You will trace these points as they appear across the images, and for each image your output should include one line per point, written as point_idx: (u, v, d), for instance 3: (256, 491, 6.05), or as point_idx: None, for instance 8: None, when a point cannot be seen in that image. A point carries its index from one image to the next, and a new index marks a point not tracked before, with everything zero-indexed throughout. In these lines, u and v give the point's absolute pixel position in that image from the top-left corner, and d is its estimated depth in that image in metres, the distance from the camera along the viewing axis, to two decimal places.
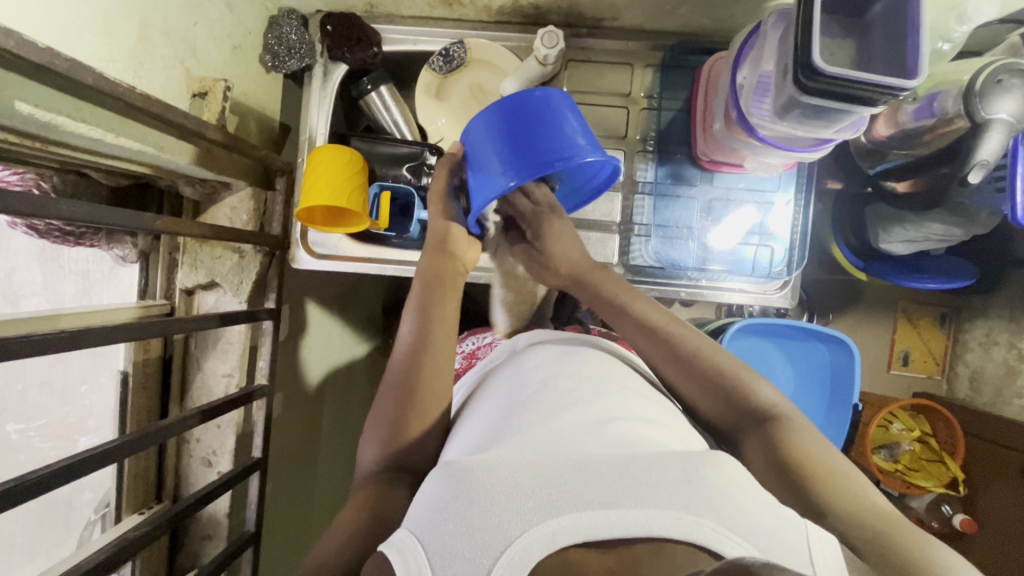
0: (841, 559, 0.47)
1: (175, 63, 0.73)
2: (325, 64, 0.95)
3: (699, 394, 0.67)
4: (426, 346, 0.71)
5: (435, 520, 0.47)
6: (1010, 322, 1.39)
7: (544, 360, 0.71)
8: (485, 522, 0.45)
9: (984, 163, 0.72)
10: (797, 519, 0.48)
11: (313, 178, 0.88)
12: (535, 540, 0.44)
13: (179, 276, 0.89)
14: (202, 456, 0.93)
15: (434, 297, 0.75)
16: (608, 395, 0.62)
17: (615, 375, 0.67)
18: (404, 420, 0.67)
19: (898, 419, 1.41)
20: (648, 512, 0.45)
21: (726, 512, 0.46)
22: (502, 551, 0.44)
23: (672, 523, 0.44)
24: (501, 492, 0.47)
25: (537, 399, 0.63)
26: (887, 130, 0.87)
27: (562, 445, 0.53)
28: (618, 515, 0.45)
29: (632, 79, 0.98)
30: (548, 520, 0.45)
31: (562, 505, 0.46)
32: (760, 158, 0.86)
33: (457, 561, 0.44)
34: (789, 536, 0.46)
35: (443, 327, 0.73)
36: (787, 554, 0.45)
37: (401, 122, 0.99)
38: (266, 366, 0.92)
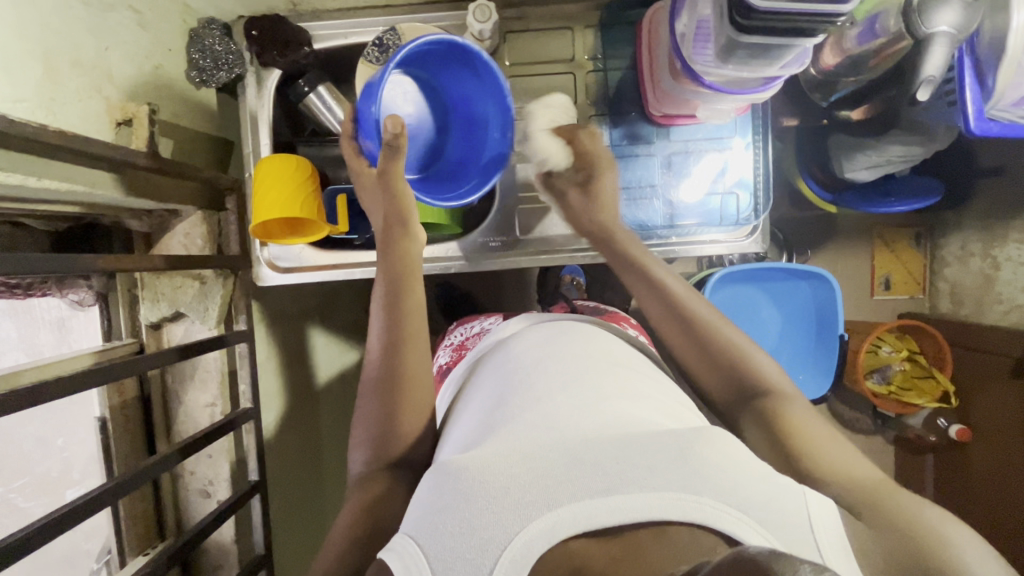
0: (844, 534, 0.45)
1: (93, 93, 0.69)
2: (256, 71, 0.91)
3: (705, 368, 0.69)
4: (402, 340, 0.70)
5: (433, 523, 0.47)
6: (983, 232, 1.41)
7: (534, 346, 0.71)
8: (484, 521, 0.45)
9: (931, 79, 0.71)
10: (795, 486, 0.48)
11: (264, 190, 0.86)
12: (535, 534, 0.44)
13: (142, 312, 0.87)
14: (200, 489, 0.92)
15: (399, 292, 0.73)
16: (596, 375, 0.63)
17: (604, 356, 0.68)
18: (390, 421, 0.66)
19: (886, 342, 1.44)
20: (647, 496, 0.45)
21: (724, 488, 0.45)
22: (502, 549, 0.43)
23: (673, 507, 0.44)
24: (498, 488, 0.47)
25: (527, 385, 0.63)
26: (835, 60, 0.84)
27: (554, 430, 0.54)
28: (617, 502, 0.45)
29: (574, 41, 0.93)
30: (547, 514, 0.45)
31: (560, 497, 0.45)
32: (711, 105, 0.85)
33: (460, 563, 0.44)
34: (785, 504, 0.45)
35: (416, 312, 0.73)
36: (793, 530, 0.44)
37: (347, 122, 0.97)
38: (249, 389, 0.91)
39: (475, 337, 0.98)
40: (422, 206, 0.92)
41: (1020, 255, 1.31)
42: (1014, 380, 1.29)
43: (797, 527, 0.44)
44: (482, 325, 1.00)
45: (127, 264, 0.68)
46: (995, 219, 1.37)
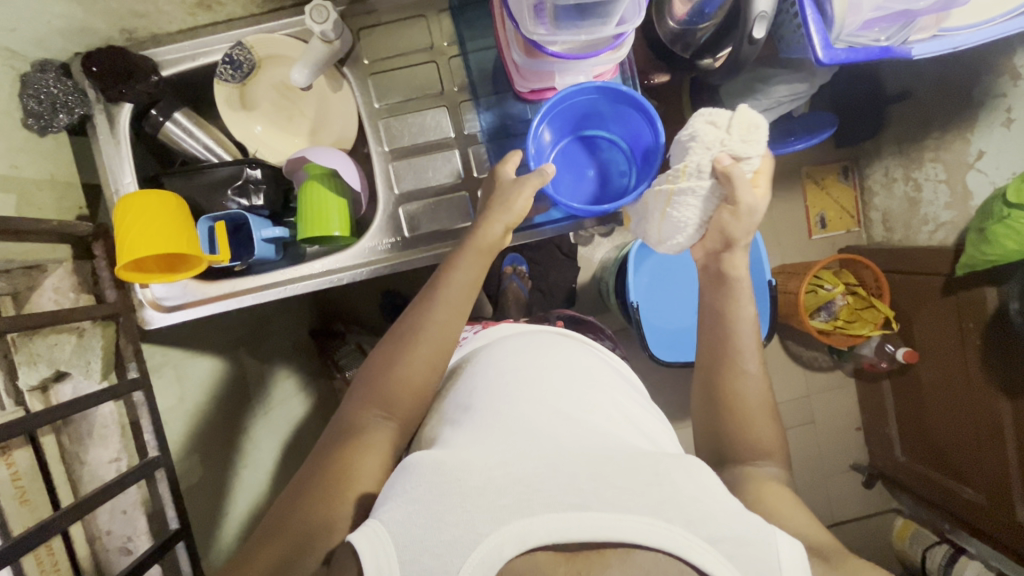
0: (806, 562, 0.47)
1: None
2: (104, 108, 0.88)
3: (701, 400, 0.72)
4: (433, 308, 0.73)
5: (405, 515, 0.50)
6: (902, 156, 1.43)
7: (525, 355, 0.73)
8: (456, 518, 0.48)
9: (762, 14, 0.70)
10: (766, 525, 0.49)
11: (128, 230, 0.82)
12: (505, 539, 0.46)
13: (19, 378, 0.81)
14: (119, 546, 0.88)
15: (451, 270, 0.76)
16: (587, 393, 0.67)
17: (586, 370, 0.72)
18: (407, 384, 0.69)
19: (825, 280, 1.44)
20: (618, 516, 0.46)
21: (693, 516, 0.47)
22: (469, 550, 0.46)
23: (645, 530, 0.46)
24: (475, 487, 0.50)
25: (508, 392, 0.66)
26: (684, 7, 0.81)
27: (539, 441, 0.57)
28: (589, 517, 0.46)
29: (430, 30, 0.91)
30: (519, 521, 0.47)
31: (535, 507, 0.48)
32: (572, 73, 0.84)
33: (425, 557, 0.47)
34: (751, 537, 0.47)
35: (458, 299, 0.74)
36: (754, 559, 0.45)
37: (212, 146, 0.94)
38: (153, 437, 0.88)
39: None
40: (316, 220, 0.88)
41: (936, 173, 1.33)
42: (947, 297, 1.30)
43: (761, 562, 0.45)
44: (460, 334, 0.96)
45: None
46: (911, 141, 1.39)
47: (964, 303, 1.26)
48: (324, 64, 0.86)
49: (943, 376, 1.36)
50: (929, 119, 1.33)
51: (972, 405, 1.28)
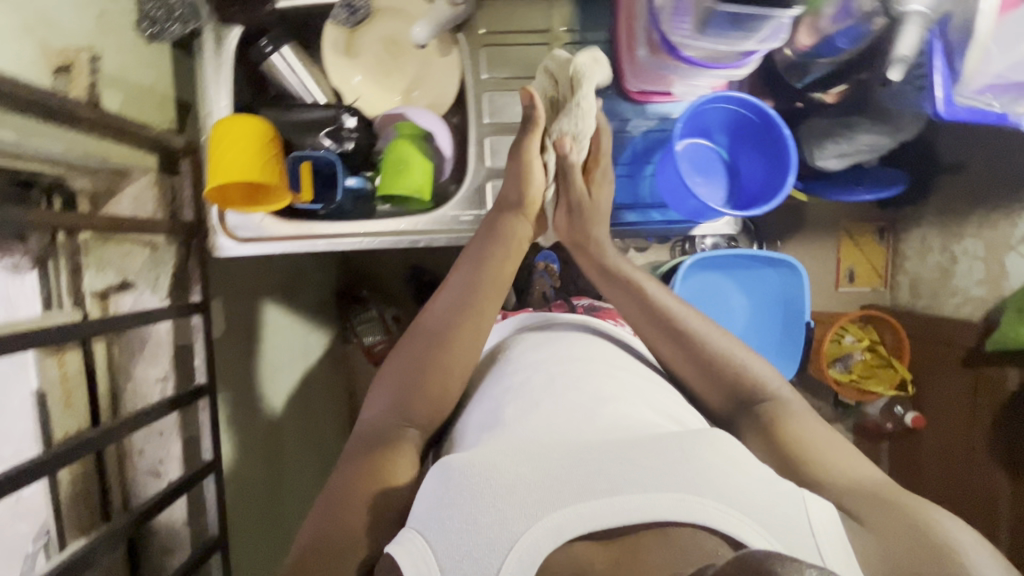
0: (836, 523, 0.50)
1: (27, 33, 0.62)
2: (214, 26, 0.85)
3: (698, 376, 0.74)
4: (470, 306, 0.73)
5: (439, 520, 0.49)
6: (941, 228, 1.42)
7: None
8: (490, 519, 0.47)
9: (904, 59, 0.71)
10: (794, 491, 0.51)
11: (220, 152, 0.80)
12: (541, 535, 0.46)
13: (85, 281, 0.80)
14: (148, 469, 0.88)
15: (484, 272, 0.75)
16: (600, 379, 0.68)
17: (595, 358, 0.73)
18: (424, 378, 0.69)
19: (850, 331, 1.46)
20: (650, 496, 0.47)
21: (722, 490, 0.48)
22: (509, 550, 0.46)
23: (676, 507, 0.47)
24: (503, 485, 0.49)
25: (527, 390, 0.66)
26: (809, 40, 0.83)
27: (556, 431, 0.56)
28: (621, 501, 0.47)
29: (552, 13, 0.91)
30: (554, 513, 0.47)
31: (566, 497, 0.48)
32: (688, 81, 0.84)
33: (466, 561, 0.47)
34: (785, 510, 0.49)
35: (492, 298, 0.74)
36: (787, 530, 0.48)
37: (311, 86, 0.92)
38: (203, 364, 0.87)
39: None
40: (399, 178, 0.89)
41: (975, 249, 1.34)
42: (965, 369, 1.34)
43: (796, 531, 0.48)
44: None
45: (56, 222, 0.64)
46: (953, 219, 1.39)
47: (981, 378, 1.30)
48: (446, 25, 0.88)
49: (948, 445, 1.38)
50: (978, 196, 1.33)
51: (971, 475, 1.31)
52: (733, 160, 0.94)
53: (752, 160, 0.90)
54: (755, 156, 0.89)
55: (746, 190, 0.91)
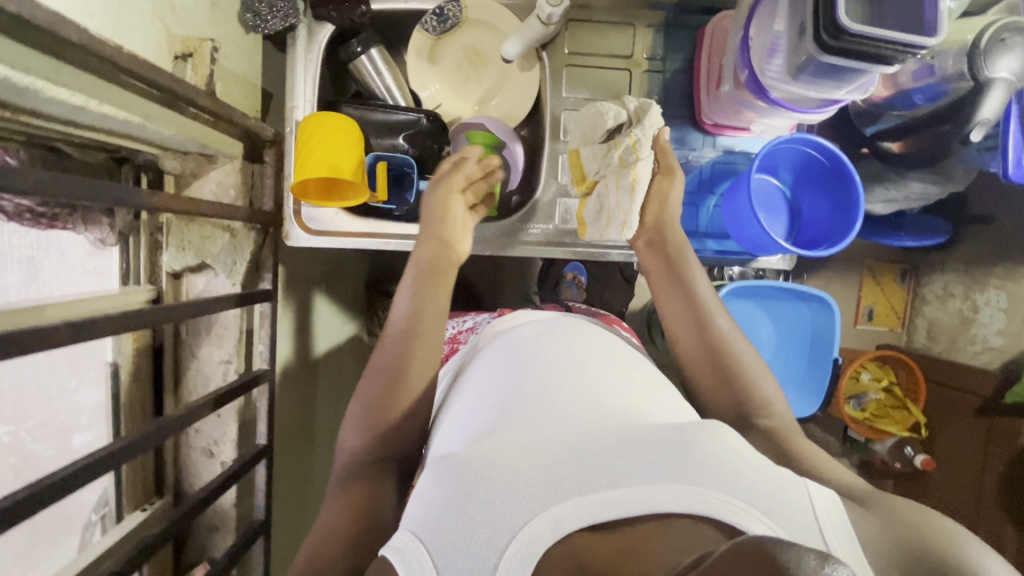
0: (842, 511, 0.46)
1: (154, 20, 0.64)
2: (308, 23, 0.87)
3: (704, 378, 0.72)
4: (423, 313, 0.72)
5: (437, 519, 0.47)
6: (965, 276, 1.40)
7: (530, 337, 0.71)
8: (488, 516, 0.45)
9: (986, 121, 0.77)
10: (799, 479, 0.48)
11: (310, 147, 0.82)
12: (540, 528, 0.44)
13: (165, 259, 0.82)
14: (203, 447, 0.89)
15: (430, 281, 0.75)
16: (596, 368, 0.65)
17: (591, 347, 0.70)
18: (391, 405, 0.67)
19: (868, 369, 1.42)
20: (650, 488, 0.45)
21: (727, 480, 0.46)
22: (506, 544, 0.43)
23: (675, 498, 0.45)
24: (501, 482, 0.47)
25: (520, 376, 0.64)
26: (886, 91, 0.86)
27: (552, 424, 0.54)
28: (621, 494, 0.45)
29: (635, 39, 0.94)
30: (552, 507, 0.45)
31: (565, 490, 0.46)
32: (765, 120, 0.87)
33: (463, 557, 0.44)
34: (790, 493, 0.46)
35: (438, 311, 0.74)
36: (795, 514, 0.44)
37: (393, 88, 0.95)
38: (266, 349, 0.88)
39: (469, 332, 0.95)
40: None
41: (998, 300, 1.31)
42: (979, 418, 1.31)
43: (802, 516, 0.44)
44: (475, 321, 0.98)
45: (177, 207, 0.64)
46: (981, 267, 1.36)
47: (996, 429, 1.27)
48: (535, 43, 0.89)
49: (955, 493, 1.35)
50: (1007, 248, 1.30)
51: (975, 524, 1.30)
52: (795, 199, 0.96)
53: (816, 201, 0.92)
54: (820, 199, 0.91)
55: (808, 229, 0.94)
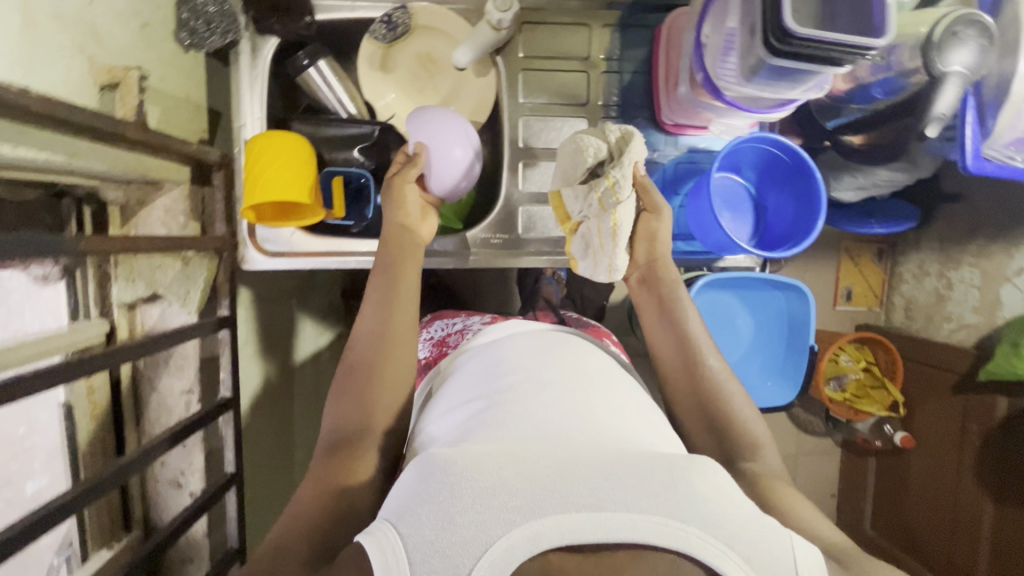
0: (820, 562, 0.46)
1: (75, 51, 0.61)
2: (251, 38, 0.83)
3: (690, 407, 0.72)
4: (394, 295, 0.73)
5: (419, 514, 0.45)
6: (941, 254, 1.39)
7: (523, 349, 0.70)
8: (469, 520, 0.44)
9: (942, 116, 0.74)
10: (785, 533, 0.47)
11: (259, 169, 0.79)
12: (517, 541, 0.42)
13: (114, 291, 0.80)
14: (170, 479, 0.88)
15: (397, 261, 0.76)
16: (594, 387, 0.64)
17: (586, 366, 0.68)
18: (374, 379, 0.67)
19: (846, 352, 1.42)
20: (634, 516, 0.43)
21: (710, 519, 0.44)
22: (482, 551, 0.42)
23: (656, 530, 0.42)
24: (485, 488, 0.45)
25: (514, 388, 0.62)
26: (845, 85, 0.85)
27: (543, 442, 0.52)
28: (603, 518, 0.43)
29: (591, 39, 0.92)
30: (532, 521, 0.43)
31: (546, 506, 0.44)
32: (725, 120, 0.86)
33: (437, 558, 0.42)
34: (773, 546, 0.44)
35: (411, 289, 0.74)
36: (772, 562, 0.43)
37: (345, 100, 0.92)
38: (228, 377, 0.85)
39: (457, 335, 0.91)
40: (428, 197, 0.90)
41: (971, 278, 1.31)
42: (957, 394, 1.32)
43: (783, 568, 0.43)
44: (466, 323, 0.94)
45: (110, 248, 0.59)
46: (955, 243, 1.35)
47: (972, 405, 1.28)
48: (488, 49, 0.86)
49: (936, 472, 1.37)
50: (981, 224, 1.29)
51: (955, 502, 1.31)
52: (760, 198, 0.95)
53: (781, 201, 0.91)
54: (784, 200, 0.90)
55: (772, 229, 0.93)
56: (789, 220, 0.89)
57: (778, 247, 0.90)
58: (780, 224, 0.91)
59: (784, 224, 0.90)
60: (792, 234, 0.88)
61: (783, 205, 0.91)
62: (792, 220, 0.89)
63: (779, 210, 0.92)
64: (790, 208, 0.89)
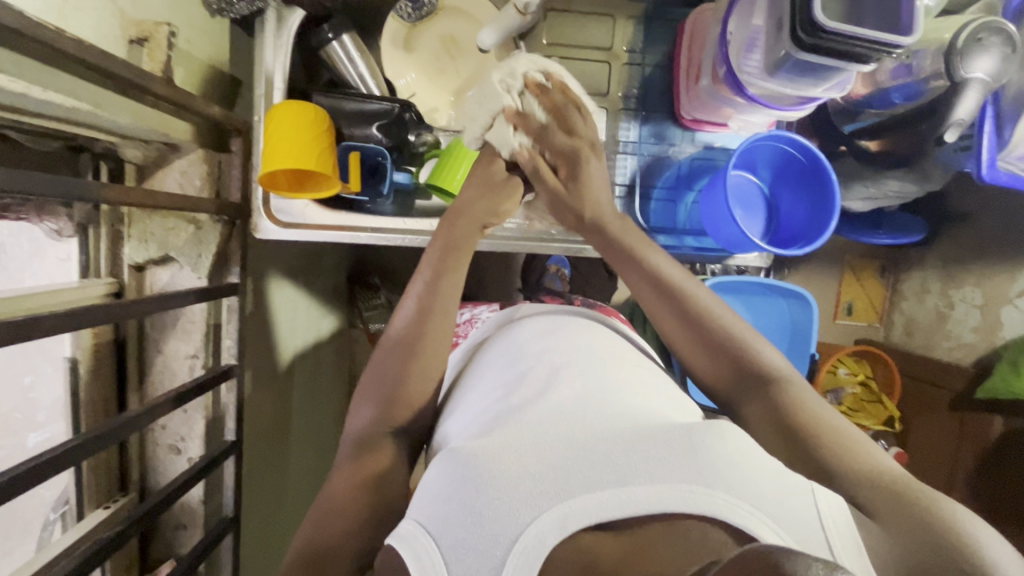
0: (848, 514, 0.44)
1: (106, 3, 0.61)
2: (278, 7, 0.84)
3: (707, 362, 0.70)
4: (432, 305, 0.68)
5: (445, 513, 0.46)
6: (943, 272, 1.39)
7: (535, 334, 0.71)
8: (494, 511, 0.44)
9: (961, 122, 0.74)
10: (803, 482, 0.46)
11: (276, 137, 0.79)
12: (548, 525, 0.43)
13: (126, 251, 0.80)
14: (169, 444, 0.87)
15: (448, 265, 0.70)
16: (610, 365, 0.64)
17: (601, 345, 0.68)
18: (402, 390, 0.66)
19: (845, 364, 1.41)
20: (658, 488, 0.44)
21: (733, 482, 0.44)
22: (513, 541, 0.42)
23: (684, 498, 0.43)
24: (508, 477, 0.46)
25: (530, 375, 0.63)
26: (864, 89, 0.87)
27: (562, 424, 0.53)
28: (629, 493, 0.44)
29: (614, 32, 0.93)
30: (559, 504, 0.44)
31: (573, 487, 0.45)
32: (744, 117, 0.86)
33: (470, 555, 0.43)
34: (796, 503, 0.44)
35: (452, 295, 0.69)
36: (803, 516, 0.43)
37: (366, 76, 0.91)
38: (234, 345, 0.85)
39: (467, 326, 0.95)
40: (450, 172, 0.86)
41: (973, 297, 1.31)
42: (951, 412, 1.32)
43: (808, 523, 0.42)
44: (473, 312, 0.98)
45: (131, 199, 0.60)
46: (958, 264, 1.36)
47: (968, 422, 1.28)
48: (512, 33, 0.87)
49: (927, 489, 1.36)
50: (982, 248, 1.30)
51: None
52: (773, 199, 0.96)
53: (794, 201, 0.92)
54: (798, 199, 0.91)
55: (783, 229, 0.94)
56: (803, 219, 0.90)
57: (793, 243, 0.91)
58: (794, 224, 0.92)
59: (798, 224, 0.91)
60: (806, 233, 0.88)
61: (796, 204, 0.91)
62: (806, 218, 0.89)
63: (792, 209, 0.92)
64: (804, 207, 0.90)
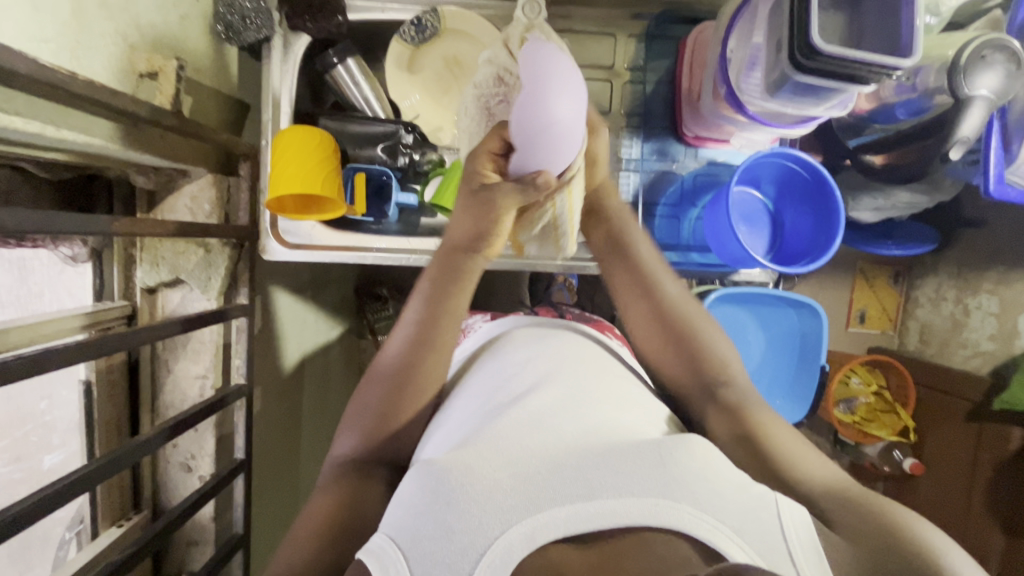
0: (811, 525, 0.45)
1: (117, 39, 0.63)
2: (284, 34, 0.86)
3: (670, 355, 0.71)
4: (434, 333, 0.68)
5: (415, 521, 0.46)
6: (958, 280, 1.37)
7: (520, 345, 0.71)
8: (464, 524, 0.44)
9: (966, 140, 0.74)
10: (767, 493, 0.47)
11: (281, 163, 0.81)
12: (515, 539, 0.43)
13: (138, 274, 0.82)
14: (181, 462, 0.89)
15: (449, 290, 0.69)
16: (591, 380, 0.64)
17: (589, 360, 0.68)
18: (387, 412, 0.66)
19: (857, 374, 1.38)
20: (625, 502, 0.44)
21: (702, 497, 0.45)
22: (481, 554, 0.42)
23: (651, 512, 0.44)
24: (480, 490, 0.46)
25: (515, 385, 0.63)
26: (868, 105, 0.87)
27: (534, 433, 0.53)
28: (596, 507, 0.44)
29: (616, 49, 0.94)
30: (527, 518, 0.44)
31: (542, 501, 0.45)
32: (746, 134, 0.86)
33: (439, 567, 0.42)
34: (761, 512, 0.44)
35: (452, 323, 0.69)
36: (761, 531, 0.43)
37: (371, 100, 0.94)
38: (243, 365, 0.86)
39: (458, 333, 0.94)
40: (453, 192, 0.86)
41: (989, 305, 1.29)
42: (968, 423, 1.29)
43: (772, 539, 0.43)
44: (466, 321, 0.97)
45: (142, 230, 0.61)
46: (974, 269, 1.33)
47: (985, 434, 1.25)
48: None
49: (943, 502, 1.33)
50: (1002, 249, 1.27)
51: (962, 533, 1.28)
52: (778, 213, 0.96)
53: (799, 216, 0.91)
54: (801, 217, 0.91)
55: (789, 244, 0.93)
56: (807, 239, 0.89)
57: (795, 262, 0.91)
58: (799, 241, 0.91)
59: (801, 243, 0.91)
60: (810, 252, 0.88)
61: (798, 224, 0.92)
62: (809, 237, 0.89)
63: (795, 228, 0.92)
64: (807, 227, 0.90)
